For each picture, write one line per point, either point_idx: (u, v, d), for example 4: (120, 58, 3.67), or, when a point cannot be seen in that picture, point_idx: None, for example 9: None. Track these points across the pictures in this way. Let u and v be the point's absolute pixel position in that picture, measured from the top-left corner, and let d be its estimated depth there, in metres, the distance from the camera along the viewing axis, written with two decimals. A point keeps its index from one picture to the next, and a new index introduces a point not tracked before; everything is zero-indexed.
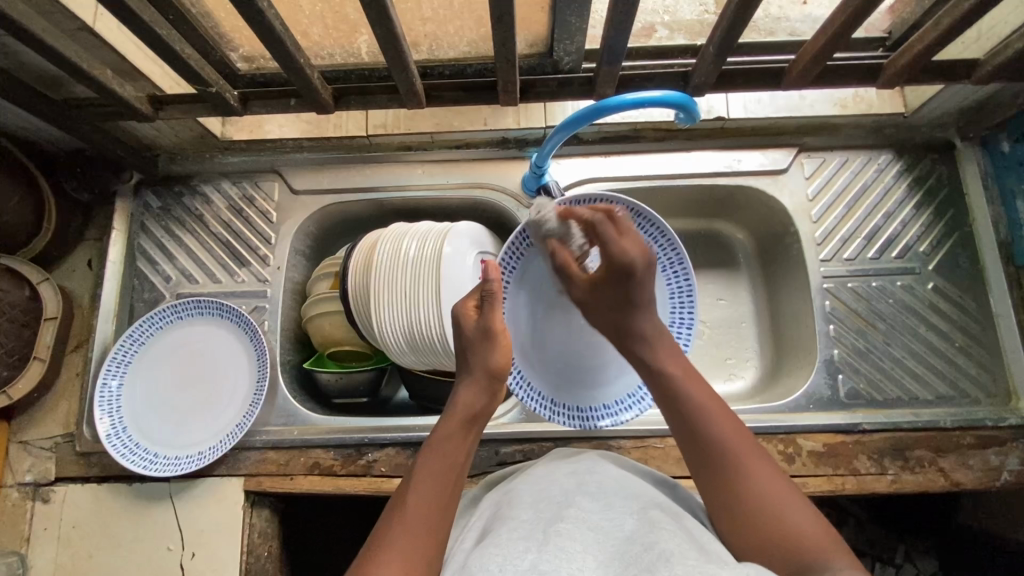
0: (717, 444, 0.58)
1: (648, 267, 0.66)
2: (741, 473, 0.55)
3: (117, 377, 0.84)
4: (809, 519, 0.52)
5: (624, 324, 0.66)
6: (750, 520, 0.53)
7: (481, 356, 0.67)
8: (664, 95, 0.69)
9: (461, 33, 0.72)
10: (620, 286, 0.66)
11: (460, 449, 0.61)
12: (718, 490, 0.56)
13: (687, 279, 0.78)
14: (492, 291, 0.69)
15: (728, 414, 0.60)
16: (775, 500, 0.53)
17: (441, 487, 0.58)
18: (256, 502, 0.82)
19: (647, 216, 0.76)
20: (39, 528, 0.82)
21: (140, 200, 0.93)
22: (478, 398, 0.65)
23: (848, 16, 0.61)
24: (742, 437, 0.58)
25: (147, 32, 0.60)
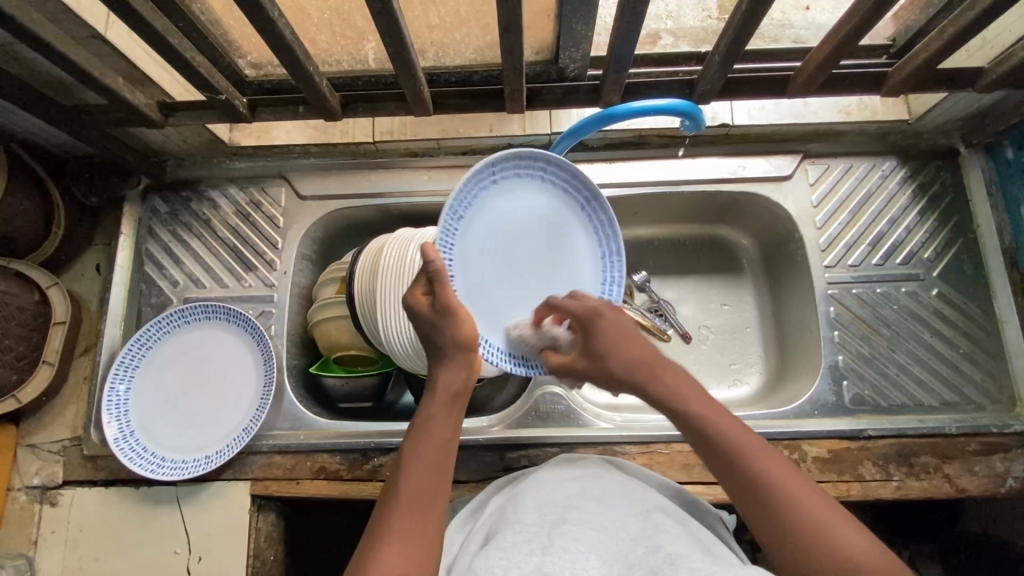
0: (762, 479, 0.53)
1: (615, 313, 0.66)
2: (792, 508, 0.51)
3: (125, 381, 0.84)
4: (868, 545, 0.48)
5: (625, 361, 0.63)
6: (817, 557, 0.48)
7: (444, 336, 0.61)
8: (670, 103, 0.69)
9: (467, 40, 0.73)
10: (591, 338, 0.64)
11: (442, 434, 0.60)
12: (773, 527, 0.51)
13: (608, 221, 0.74)
14: (438, 272, 0.60)
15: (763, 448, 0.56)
16: (828, 525, 0.49)
17: (428, 479, 0.57)
18: (262, 506, 0.83)
19: (564, 165, 0.71)
20: (46, 531, 0.82)
21: (149, 205, 0.93)
22: (457, 373, 0.62)
23: (852, 26, 0.61)
24: (778, 464, 0.54)
25: (158, 41, 0.60)
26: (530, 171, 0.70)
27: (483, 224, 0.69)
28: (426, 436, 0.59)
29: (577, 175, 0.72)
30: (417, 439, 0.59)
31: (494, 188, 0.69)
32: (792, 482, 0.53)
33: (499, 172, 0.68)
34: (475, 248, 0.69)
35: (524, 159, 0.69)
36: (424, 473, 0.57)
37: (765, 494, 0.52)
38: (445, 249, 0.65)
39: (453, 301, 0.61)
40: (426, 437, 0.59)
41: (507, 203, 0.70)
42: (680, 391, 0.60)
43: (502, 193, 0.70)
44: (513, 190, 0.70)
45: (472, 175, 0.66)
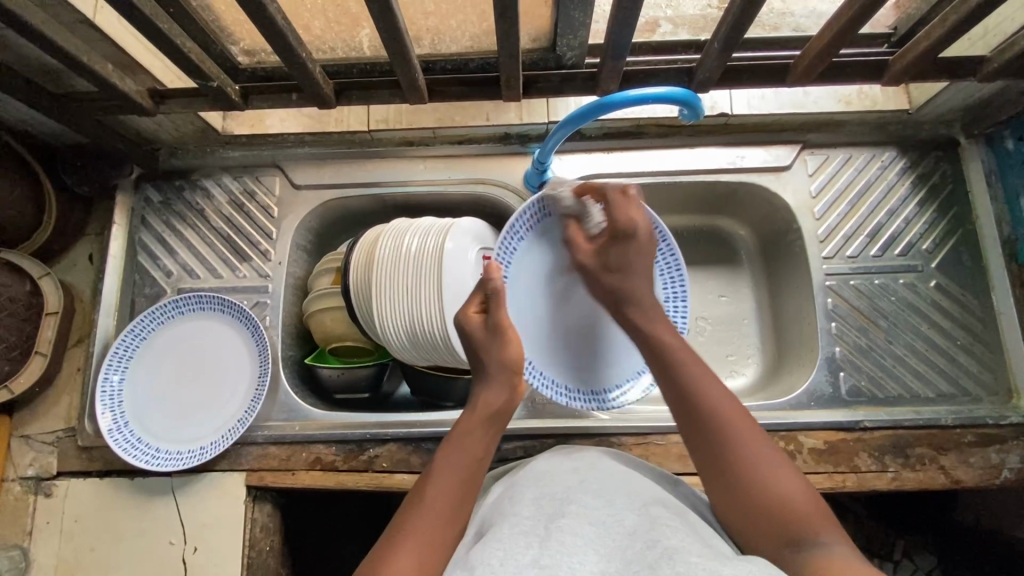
0: (714, 414, 0.56)
1: (650, 241, 0.69)
2: (736, 444, 0.55)
3: (119, 372, 0.84)
4: (800, 489, 0.53)
5: (631, 275, 0.67)
6: (748, 493, 0.53)
7: (494, 352, 0.66)
8: (668, 92, 0.68)
9: (463, 26, 0.72)
10: (615, 246, 0.68)
11: (478, 444, 0.61)
12: (710, 458, 0.56)
13: (669, 246, 0.80)
14: (495, 289, 0.68)
15: (717, 383, 0.59)
16: (764, 468, 0.54)
17: (459, 487, 0.57)
18: (258, 497, 0.83)
19: None
20: (41, 522, 0.82)
21: (141, 194, 0.92)
22: (500, 394, 0.65)
23: (853, 15, 0.60)
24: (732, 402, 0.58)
25: (147, 26, 0.59)
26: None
27: (538, 254, 0.79)
28: (460, 449, 0.60)
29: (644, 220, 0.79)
30: (450, 448, 0.60)
31: (550, 220, 0.79)
32: (740, 421, 0.56)
33: (556, 207, 0.79)
34: (528, 278, 0.79)
35: (579, 194, 0.78)
36: (454, 480, 0.57)
37: (715, 428, 0.56)
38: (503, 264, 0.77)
39: (504, 319, 0.67)
40: (460, 448, 0.60)
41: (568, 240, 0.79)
42: (658, 329, 0.63)
43: (557, 223, 0.79)
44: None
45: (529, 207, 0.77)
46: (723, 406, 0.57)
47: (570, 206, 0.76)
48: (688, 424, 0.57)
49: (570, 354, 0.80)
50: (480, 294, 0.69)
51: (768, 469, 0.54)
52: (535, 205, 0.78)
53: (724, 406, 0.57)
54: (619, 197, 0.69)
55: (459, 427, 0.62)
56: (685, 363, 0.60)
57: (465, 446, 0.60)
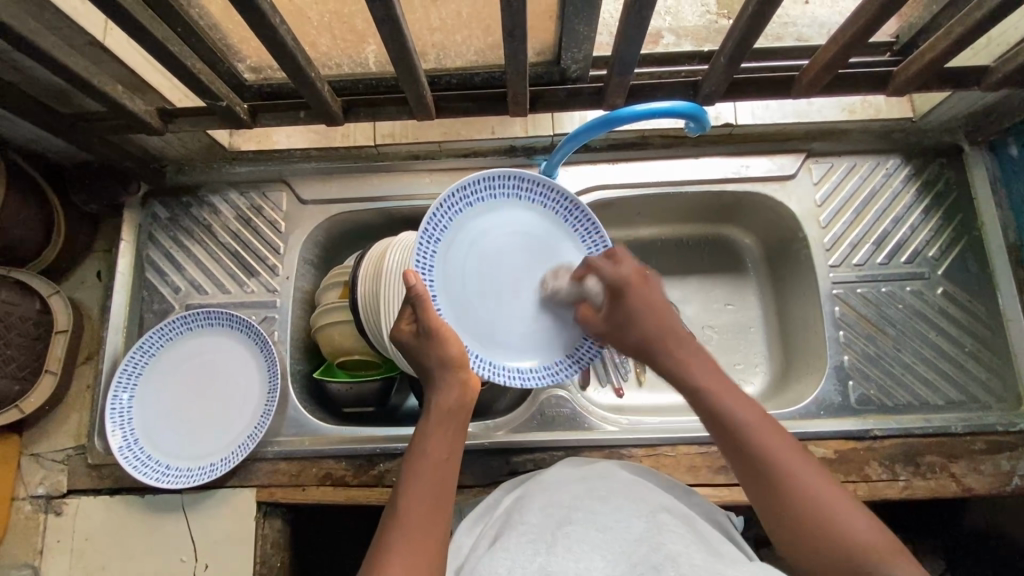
0: (764, 452, 0.55)
1: (647, 281, 0.68)
2: (792, 480, 0.54)
3: (128, 390, 0.84)
4: (865, 524, 0.51)
5: (643, 329, 0.66)
6: (811, 529, 0.52)
7: (436, 354, 0.62)
8: (673, 106, 0.69)
9: (469, 42, 0.72)
10: (619, 307, 0.67)
11: (440, 448, 0.60)
12: (767, 491, 0.54)
13: (590, 220, 0.76)
14: (418, 295, 0.62)
15: (768, 421, 0.57)
16: (823, 503, 0.52)
17: (428, 497, 0.57)
18: (269, 513, 0.83)
19: (530, 179, 0.74)
20: (51, 540, 0.82)
21: (148, 211, 0.93)
22: (452, 393, 0.62)
23: (858, 28, 0.61)
24: (774, 431, 0.57)
25: (158, 48, 0.60)
26: (506, 189, 0.74)
27: (462, 246, 0.72)
28: (424, 453, 0.60)
29: (539, 183, 0.75)
30: (414, 459, 0.59)
31: (471, 209, 0.73)
32: (791, 457, 0.55)
33: (473, 195, 0.72)
34: (455, 274, 0.71)
35: (494, 180, 0.73)
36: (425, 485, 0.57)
37: (767, 463, 0.55)
38: (425, 271, 0.69)
39: (435, 322, 0.62)
40: (422, 456, 0.59)
41: (484, 223, 0.73)
42: (692, 363, 0.62)
43: (476, 213, 0.73)
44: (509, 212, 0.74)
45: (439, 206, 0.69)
46: (772, 442, 0.56)
47: (569, 291, 0.73)
48: (739, 457, 0.57)
49: (509, 336, 0.74)
50: (406, 303, 0.63)
51: (829, 505, 0.52)
52: (456, 196, 0.71)
53: (772, 441, 0.56)
54: (605, 261, 0.70)
55: (420, 433, 0.61)
56: (728, 400, 0.59)
57: (428, 449, 0.60)
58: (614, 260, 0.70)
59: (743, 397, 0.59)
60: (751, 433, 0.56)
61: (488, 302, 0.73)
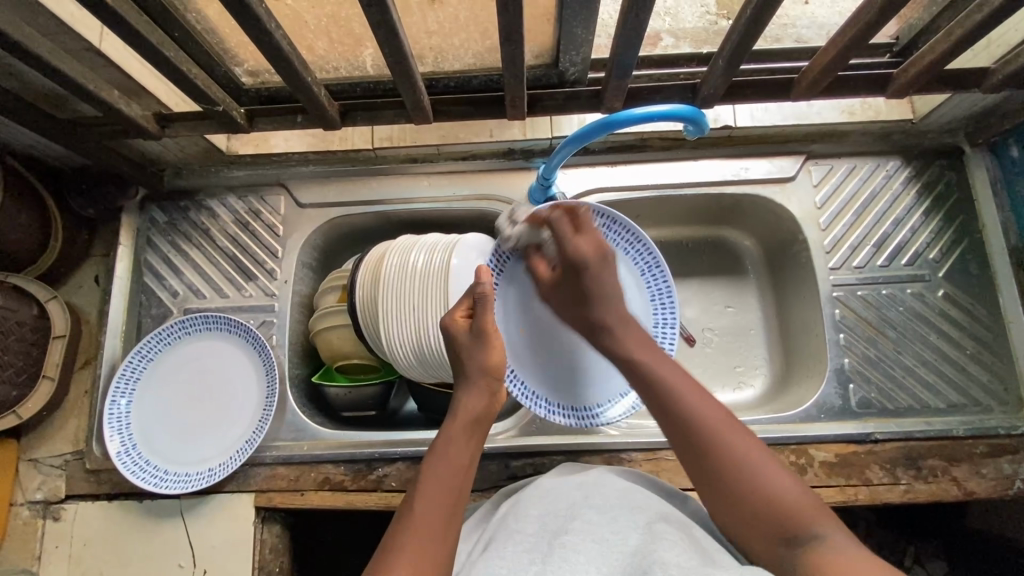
0: (699, 427, 0.58)
1: (604, 258, 0.70)
2: (729, 452, 0.57)
3: (126, 396, 0.83)
4: (789, 484, 0.55)
5: (596, 304, 0.69)
6: (743, 499, 0.55)
7: (475, 359, 0.65)
8: (672, 109, 0.67)
9: (467, 45, 0.72)
10: (578, 281, 0.70)
11: (463, 452, 0.61)
12: (703, 471, 0.58)
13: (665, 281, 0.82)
14: (483, 294, 0.66)
15: (705, 396, 0.61)
16: (755, 474, 0.56)
17: (445, 496, 0.57)
18: (267, 518, 0.82)
19: (623, 224, 0.80)
20: (50, 546, 0.82)
21: (146, 215, 0.92)
22: (479, 401, 0.64)
23: (857, 31, 0.60)
24: (712, 405, 0.60)
25: (154, 54, 0.59)
26: (592, 231, 0.80)
27: (533, 268, 0.81)
28: (444, 457, 0.60)
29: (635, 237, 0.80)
30: (435, 457, 0.60)
31: None
32: (726, 430, 0.58)
33: None
34: (524, 280, 0.80)
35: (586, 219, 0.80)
36: (442, 486, 0.58)
37: (706, 445, 0.57)
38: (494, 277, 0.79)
39: (490, 324, 0.66)
40: (444, 455, 0.60)
41: None
42: (630, 343, 0.67)
43: None
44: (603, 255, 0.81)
45: (531, 221, 0.78)
46: (705, 413, 0.59)
47: (524, 235, 0.77)
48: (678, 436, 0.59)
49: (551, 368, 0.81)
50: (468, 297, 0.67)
51: (763, 477, 0.56)
52: None
53: (708, 414, 0.59)
54: (562, 215, 0.72)
55: (444, 435, 0.62)
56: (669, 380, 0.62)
57: (450, 450, 0.61)
58: (585, 229, 0.72)
59: (682, 377, 0.63)
60: (695, 419, 0.59)
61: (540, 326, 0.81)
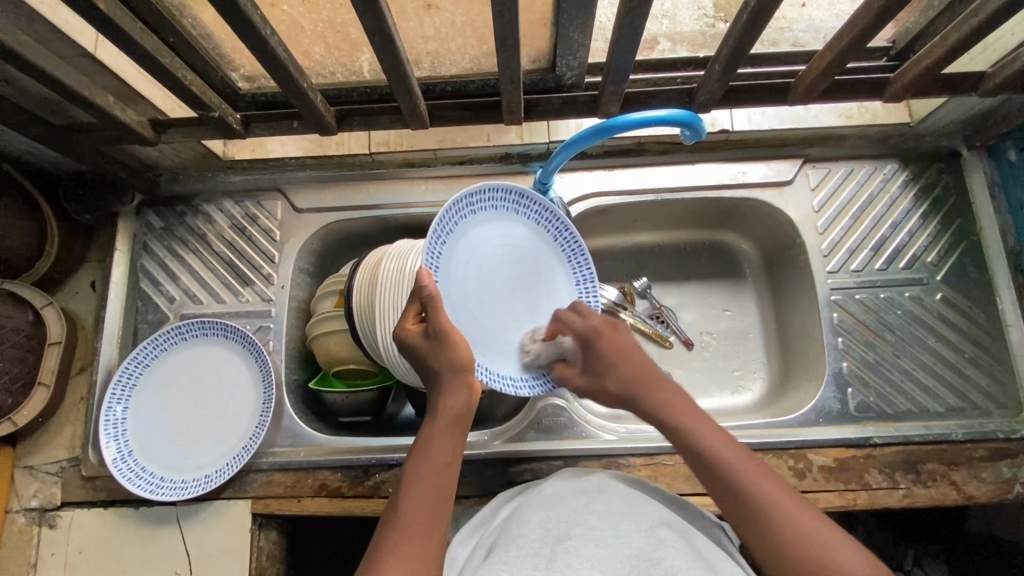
0: (747, 487, 0.55)
1: (615, 329, 0.69)
2: (778, 510, 0.53)
3: (122, 402, 0.83)
4: (852, 552, 0.50)
5: (622, 373, 0.66)
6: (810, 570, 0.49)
7: (443, 359, 0.61)
8: (670, 114, 0.67)
9: (464, 50, 0.72)
10: (591, 354, 0.68)
11: (444, 454, 0.59)
12: (766, 548, 0.52)
13: (574, 240, 0.79)
14: (430, 295, 0.61)
15: (749, 457, 0.58)
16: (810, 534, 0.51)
17: (429, 501, 0.56)
18: (264, 525, 0.82)
19: (532, 198, 0.75)
20: (45, 553, 0.81)
21: (142, 220, 0.92)
22: (458, 398, 0.62)
23: (853, 36, 0.60)
24: (762, 473, 0.56)
25: (149, 60, 0.59)
26: (505, 201, 0.73)
27: (465, 251, 0.70)
28: (427, 460, 0.59)
29: (550, 208, 0.76)
30: (418, 462, 0.59)
31: (474, 218, 0.71)
32: (775, 491, 0.54)
33: (477, 203, 0.71)
34: (461, 271, 0.69)
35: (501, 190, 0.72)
36: (426, 488, 0.57)
37: (756, 506, 0.53)
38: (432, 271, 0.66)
39: (444, 323, 0.61)
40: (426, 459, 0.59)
41: (483, 231, 0.72)
42: (675, 404, 0.63)
43: (480, 221, 0.72)
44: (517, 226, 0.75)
45: (454, 204, 0.67)
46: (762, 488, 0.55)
47: (547, 347, 0.72)
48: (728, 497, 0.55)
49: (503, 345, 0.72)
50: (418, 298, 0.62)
51: (819, 538, 0.50)
52: (467, 198, 0.69)
53: (754, 476, 0.55)
54: (572, 312, 0.72)
55: (425, 437, 0.61)
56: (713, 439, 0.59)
57: (432, 454, 0.59)
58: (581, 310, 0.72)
59: (729, 439, 0.59)
60: (741, 476, 0.55)
61: (485, 306, 0.71)
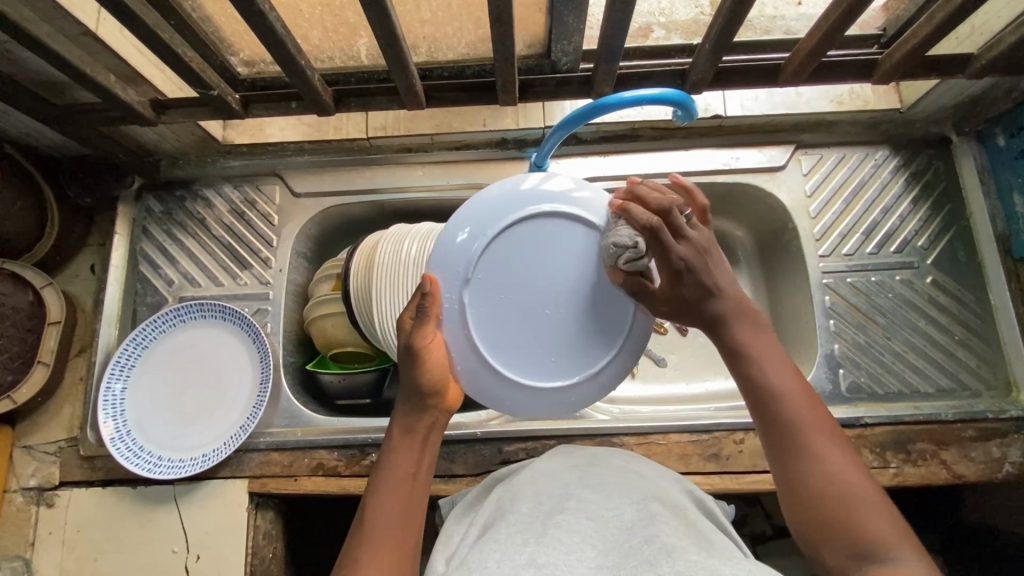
0: (791, 422, 0.50)
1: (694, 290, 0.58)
2: (813, 453, 0.48)
3: (120, 381, 0.84)
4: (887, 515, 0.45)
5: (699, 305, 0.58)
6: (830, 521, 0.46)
7: (409, 376, 0.59)
8: (662, 93, 0.68)
9: (460, 34, 0.73)
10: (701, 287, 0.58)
11: (409, 462, 0.56)
12: (792, 480, 0.49)
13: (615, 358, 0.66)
14: (428, 309, 0.59)
15: (810, 397, 0.52)
16: (842, 483, 0.47)
17: (397, 512, 0.52)
18: (260, 504, 0.83)
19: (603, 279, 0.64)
20: (43, 532, 0.82)
21: (142, 205, 0.93)
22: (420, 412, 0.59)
23: (837, 16, 0.62)
24: (822, 427, 0.50)
25: (149, 36, 0.60)
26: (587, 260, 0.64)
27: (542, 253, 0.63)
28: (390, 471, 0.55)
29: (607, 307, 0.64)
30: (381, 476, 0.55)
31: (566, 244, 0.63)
32: (822, 436, 0.49)
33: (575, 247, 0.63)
34: (522, 246, 0.63)
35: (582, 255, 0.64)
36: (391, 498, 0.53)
37: (792, 443, 0.50)
38: (519, 242, 0.63)
39: (427, 342, 0.59)
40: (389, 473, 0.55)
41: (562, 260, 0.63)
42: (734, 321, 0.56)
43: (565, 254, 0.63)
44: (502, 227, 0.62)
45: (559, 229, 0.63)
46: (819, 445, 0.49)
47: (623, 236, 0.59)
48: (769, 427, 0.51)
49: (497, 344, 0.64)
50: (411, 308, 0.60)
51: (849, 483, 0.47)
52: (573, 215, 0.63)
53: (805, 414, 0.51)
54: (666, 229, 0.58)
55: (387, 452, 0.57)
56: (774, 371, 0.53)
57: (393, 467, 0.55)
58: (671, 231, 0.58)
59: (793, 374, 0.53)
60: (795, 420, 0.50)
61: (502, 303, 0.63)
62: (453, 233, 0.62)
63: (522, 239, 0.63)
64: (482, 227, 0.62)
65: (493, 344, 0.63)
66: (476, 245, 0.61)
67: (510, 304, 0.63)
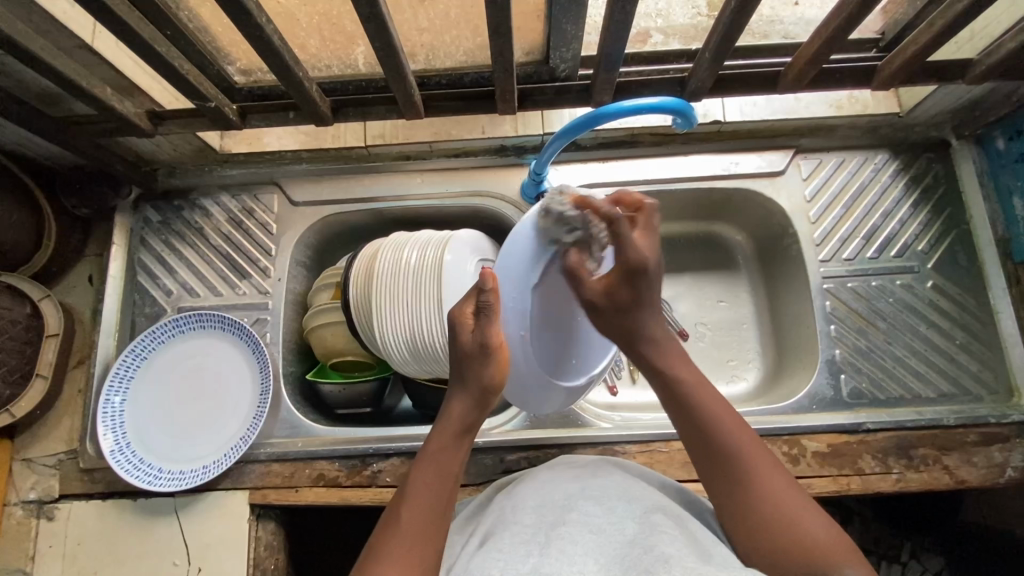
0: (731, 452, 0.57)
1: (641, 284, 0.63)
2: (755, 482, 0.55)
3: (120, 393, 0.83)
4: (825, 531, 0.52)
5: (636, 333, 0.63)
6: (778, 548, 0.52)
7: (474, 372, 0.62)
8: (662, 101, 0.67)
9: (458, 42, 0.72)
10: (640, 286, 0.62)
11: (450, 459, 0.59)
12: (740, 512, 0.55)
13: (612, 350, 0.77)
14: (491, 305, 0.61)
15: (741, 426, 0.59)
16: (782, 509, 0.53)
17: (431, 508, 0.55)
18: (261, 515, 0.82)
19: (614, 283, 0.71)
20: (43, 545, 0.81)
21: (140, 215, 0.93)
22: (468, 409, 0.62)
23: (841, 22, 0.61)
24: (758, 453, 0.57)
25: (146, 48, 0.60)
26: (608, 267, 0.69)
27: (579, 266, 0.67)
28: (432, 467, 0.58)
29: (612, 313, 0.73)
30: (422, 470, 0.58)
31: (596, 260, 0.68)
32: (760, 464, 0.56)
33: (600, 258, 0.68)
34: (568, 262, 0.66)
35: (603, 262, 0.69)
36: (426, 494, 0.56)
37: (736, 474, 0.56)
38: (565, 258, 0.66)
39: (494, 338, 0.61)
40: (432, 467, 0.58)
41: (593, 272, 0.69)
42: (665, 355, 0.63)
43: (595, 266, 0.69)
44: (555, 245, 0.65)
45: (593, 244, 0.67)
46: (763, 473, 0.55)
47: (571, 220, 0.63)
48: (711, 459, 0.58)
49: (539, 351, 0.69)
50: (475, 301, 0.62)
51: (789, 510, 0.53)
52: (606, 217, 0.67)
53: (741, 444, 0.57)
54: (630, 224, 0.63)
55: (429, 447, 0.60)
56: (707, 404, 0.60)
57: (436, 462, 0.59)
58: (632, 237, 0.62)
59: (726, 407, 0.60)
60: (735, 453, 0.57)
61: (548, 314, 0.68)
62: (516, 248, 0.64)
63: (568, 255, 0.66)
64: (536, 243, 0.64)
65: (537, 352, 0.68)
66: (535, 262, 0.64)
67: (551, 313, 0.68)
